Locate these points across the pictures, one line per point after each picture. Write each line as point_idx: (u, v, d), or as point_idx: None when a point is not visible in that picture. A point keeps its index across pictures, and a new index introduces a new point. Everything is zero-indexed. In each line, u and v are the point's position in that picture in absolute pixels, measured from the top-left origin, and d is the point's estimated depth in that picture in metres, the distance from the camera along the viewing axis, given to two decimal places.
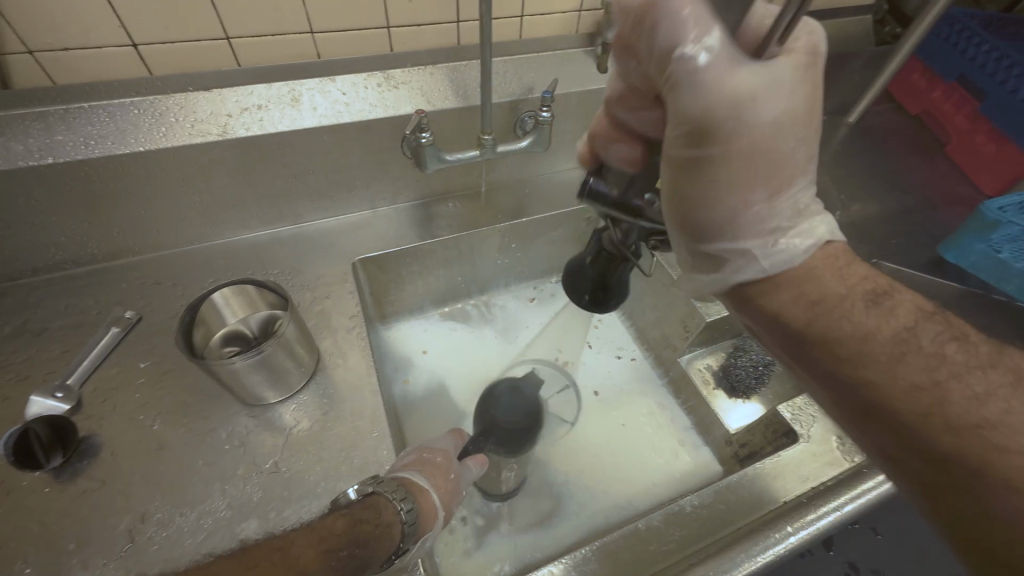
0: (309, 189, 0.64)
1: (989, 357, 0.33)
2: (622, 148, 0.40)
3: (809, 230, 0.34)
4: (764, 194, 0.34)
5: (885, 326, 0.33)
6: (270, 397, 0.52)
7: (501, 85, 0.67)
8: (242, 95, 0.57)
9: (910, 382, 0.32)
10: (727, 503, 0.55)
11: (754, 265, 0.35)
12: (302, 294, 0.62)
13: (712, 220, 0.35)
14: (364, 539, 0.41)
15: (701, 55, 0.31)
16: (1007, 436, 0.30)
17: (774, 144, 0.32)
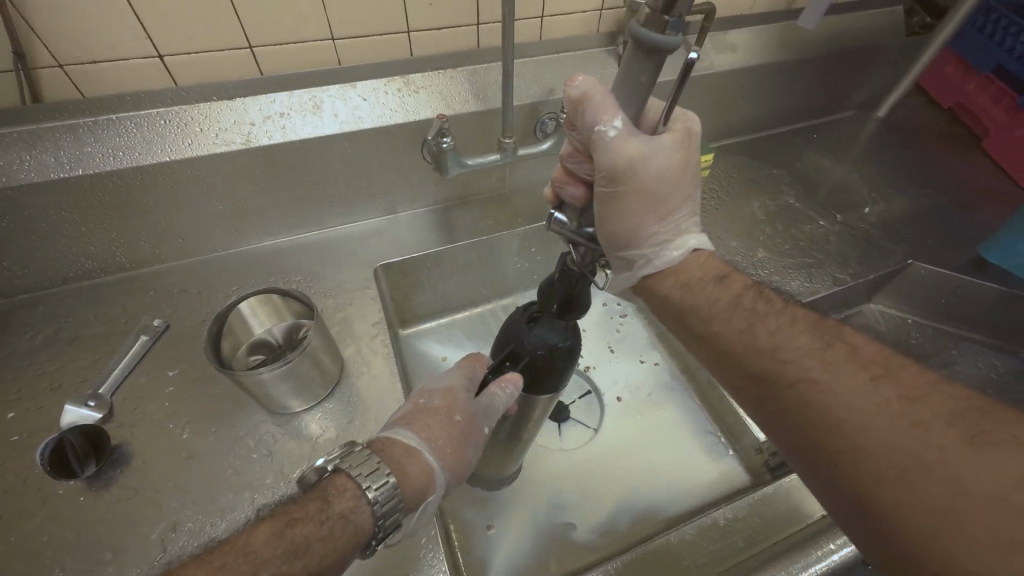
0: (331, 196, 0.68)
1: (781, 307, 0.43)
2: (574, 188, 0.46)
3: (682, 243, 0.45)
4: (656, 218, 0.45)
5: (724, 295, 0.44)
6: (296, 405, 0.54)
7: (522, 86, 0.69)
8: (264, 103, 0.61)
9: (734, 327, 0.42)
10: (762, 516, 0.51)
11: (652, 263, 0.45)
12: (327, 300, 0.65)
13: (614, 240, 0.46)
14: (312, 537, 0.36)
15: (611, 133, 0.40)
16: (818, 369, 0.38)
17: (659, 186, 0.43)
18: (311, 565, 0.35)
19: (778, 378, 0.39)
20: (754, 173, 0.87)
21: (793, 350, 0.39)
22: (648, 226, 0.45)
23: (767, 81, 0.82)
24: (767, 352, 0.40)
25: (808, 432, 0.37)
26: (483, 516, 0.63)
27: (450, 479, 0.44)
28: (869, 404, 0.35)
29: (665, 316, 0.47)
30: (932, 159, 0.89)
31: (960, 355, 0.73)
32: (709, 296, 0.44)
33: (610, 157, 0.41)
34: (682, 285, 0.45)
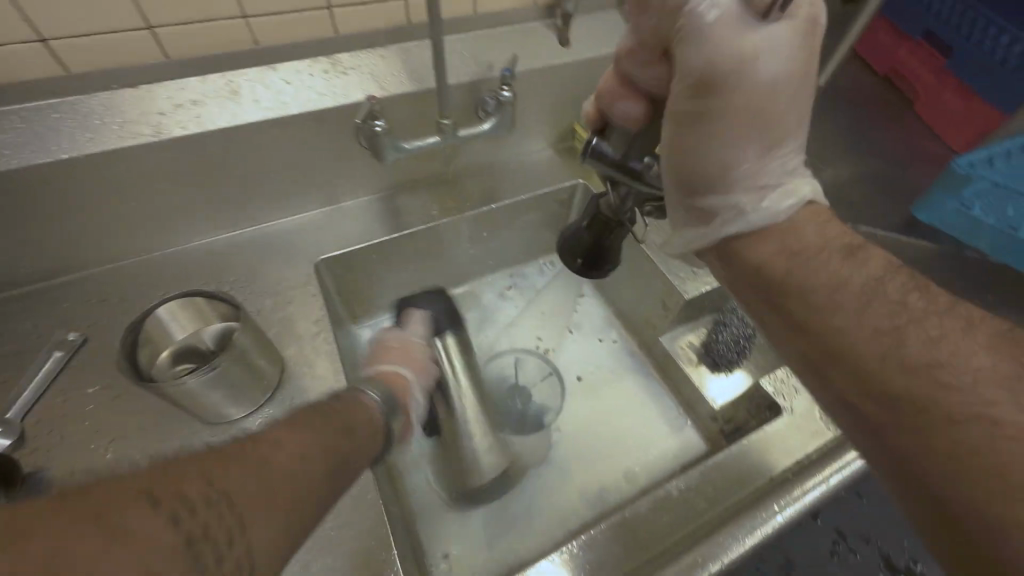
0: (263, 189, 0.64)
1: (876, 278, 0.38)
2: (630, 104, 0.43)
3: (793, 190, 0.40)
4: (753, 152, 0.38)
5: (854, 277, 0.38)
6: (234, 413, 0.51)
7: (458, 65, 0.66)
8: (175, 91, 0.57)
9: (872, 326, 0.36)
10: (716, 484, 0.51)
11: (741, 218, 0.40)
12: (265, 299, 0.62)
13: (721, 177, 0.40)
14: (341, 413, 0.43)
15: (711, 13, 0.34)
16: (940, 353, 0.34)
17: (772, 103, 0.36)
18: (349, 422, 0.43)
19: (822, 322, 0.38)
20: None
21: (850, 295, 0.37)
22: (744, 163, 0.39)
23: None
24: (862, 341, 0.36)
25: (915, 415, 0.33)
26: (444, 513, 0.62)
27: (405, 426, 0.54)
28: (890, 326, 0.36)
29: (782, 306, 0.40)
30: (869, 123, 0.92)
31: None
32: (856, 274, 0.38)
33: (705, 52, 0.35)
34: (785, 243, 0.40)
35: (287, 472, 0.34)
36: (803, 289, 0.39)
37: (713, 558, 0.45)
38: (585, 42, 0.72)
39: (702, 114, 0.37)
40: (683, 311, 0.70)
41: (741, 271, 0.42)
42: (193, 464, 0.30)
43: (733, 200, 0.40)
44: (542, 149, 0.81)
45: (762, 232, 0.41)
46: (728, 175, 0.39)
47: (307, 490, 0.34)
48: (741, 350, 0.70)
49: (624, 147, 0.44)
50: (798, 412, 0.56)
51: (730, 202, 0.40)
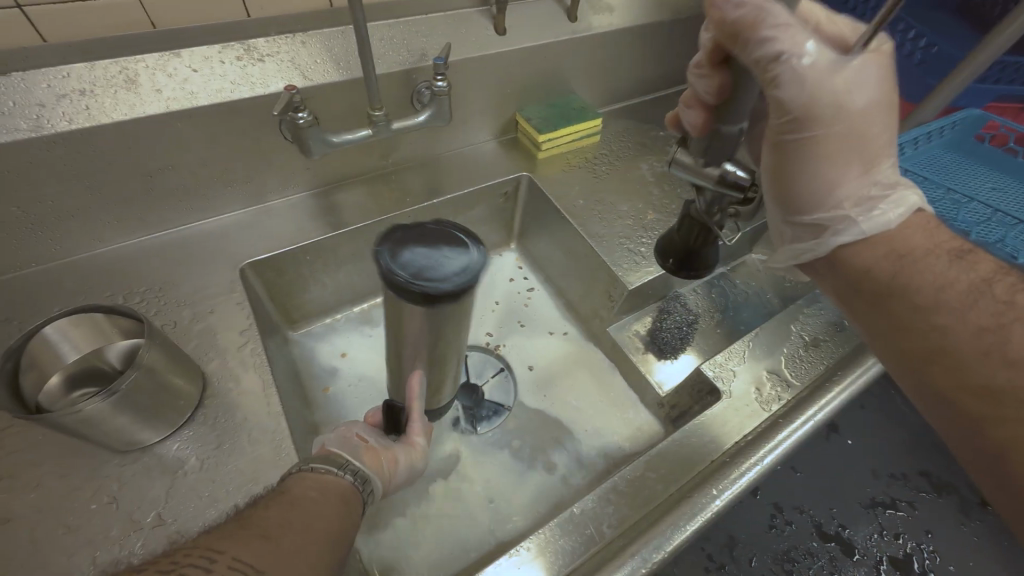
0: (175, 189, 0.58)
1: (973, 264, 0.41)
2: (694, 113, 0.45)
3: (901, 199, 0.42)
4: (857, 170, 0.42)
5: (962, 278, 0.40)
6: (146, 438, 0.46)
7: (388, 53, 0.62)
8: (56, 78, 0.49)
9: (977, 325, 0.39)
10: (663, 470, 0.52)
11: (854, 228, 0.42)
12: (182, 309, 0.56)
13: (820, 190, 0.43)
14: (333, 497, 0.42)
15: (807, 58, 0.38)
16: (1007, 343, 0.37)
17: (864, 124, 0.41)
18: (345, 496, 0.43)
19: (895, 319, 0.42)
20: (644, 134, 0.87)
21: (956, 294, 0.40)
22: (847, 182, 0.42)
23: (645, 45, 0.83)
24: (927, 330, 0.40)
25: (955, 395, 0.39)
26: (389, 528, 0.58)
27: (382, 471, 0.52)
28: (920, 316, 0.41)
29: (869, 303, 0.44)
30: None
31: None
32: (938, 270, 0.41)
33: (804, 89, 0.39)
34: (890, 249, 0.42)
35: (270, 540, 0.35)
36: (886, 291, 0.42)
37: (657, 548, 0.46)
38: (521, 30, 0.70)
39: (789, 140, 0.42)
40: (629, 300, 0.70)
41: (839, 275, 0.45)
42: (182, 563, 0.31)
43: (831, 217, 0.43)
44: (484, 142, 0.79)
45: (872, 238, 0.43)
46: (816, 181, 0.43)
47: (292, 548, 0.36)
48: (685, 334, 0.72)
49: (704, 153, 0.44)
50: (736, 395, 0.58)
51: (829, 219, 0.43)
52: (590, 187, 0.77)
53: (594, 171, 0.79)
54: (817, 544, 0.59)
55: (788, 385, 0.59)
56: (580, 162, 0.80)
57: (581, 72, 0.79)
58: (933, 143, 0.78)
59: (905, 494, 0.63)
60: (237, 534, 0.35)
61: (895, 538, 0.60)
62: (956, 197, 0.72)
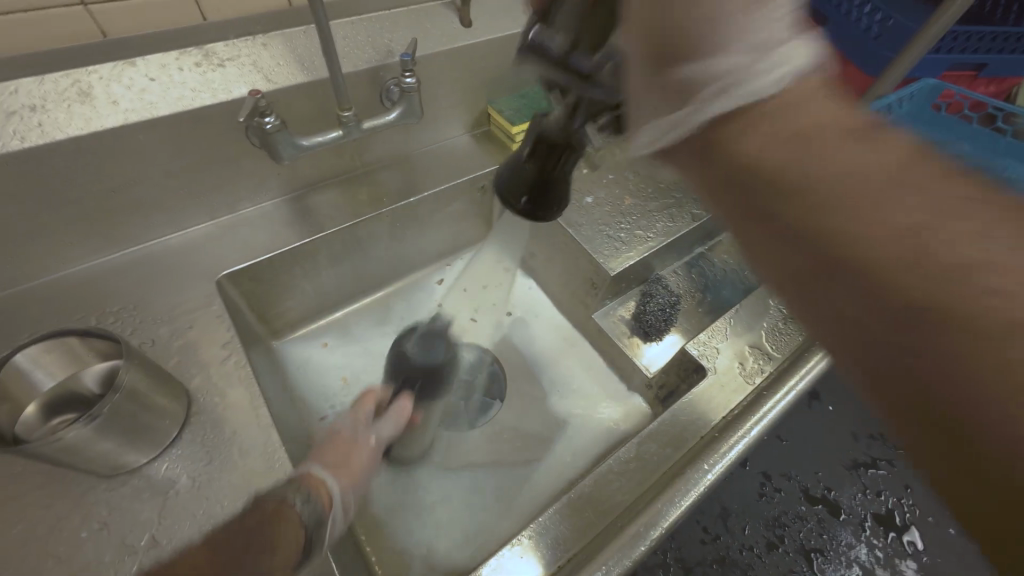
0: (142, 204, 0.57)
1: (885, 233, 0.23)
2: None
3: (791, 55, 0.27)
4: (747, 3, 0.27)
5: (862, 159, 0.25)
6: (132, 461, 0.44)
7: (354, 52, 0.61)
8: (3, 95, 0.47)
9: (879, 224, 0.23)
10: (655, 449, 0.53)
11: (726, 95, 0.27)
12: (157, 327, 0.54)
13: (701, 42, 0.27)
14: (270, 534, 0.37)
15: None
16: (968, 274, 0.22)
17: None
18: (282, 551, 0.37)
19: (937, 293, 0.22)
20: None
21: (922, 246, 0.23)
22: (734, 14, 0.27)
23: None
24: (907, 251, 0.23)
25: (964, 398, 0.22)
26: (395, 528, 0.59)
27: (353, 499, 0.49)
28: (949, 285, 0.22)
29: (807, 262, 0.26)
30: None
31: None
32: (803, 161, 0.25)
33: None
34: (780, 136, 0.26)
35: None
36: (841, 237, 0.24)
37: (654, 525, 0.47)
38: (490, 22, 0.69)
39: None
40: (612, 286, 0.70)
41: (757, 201, 0.27)
42: None
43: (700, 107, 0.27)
44: (456, 136, 0.79)
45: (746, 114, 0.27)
46: (703, 55, 0.27)
47: None
48: (668, 317, 0.73)
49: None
50: (722, 371, 0.60)
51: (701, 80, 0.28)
52: None
53: None
54: (805, 508, 0.61)
55: (770, 359, 0.61)
56: None
57: None
58: (895, 112, 0.80)
59: (885, 453, 0.66)
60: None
61: (878, 496, 0.62)
62: None
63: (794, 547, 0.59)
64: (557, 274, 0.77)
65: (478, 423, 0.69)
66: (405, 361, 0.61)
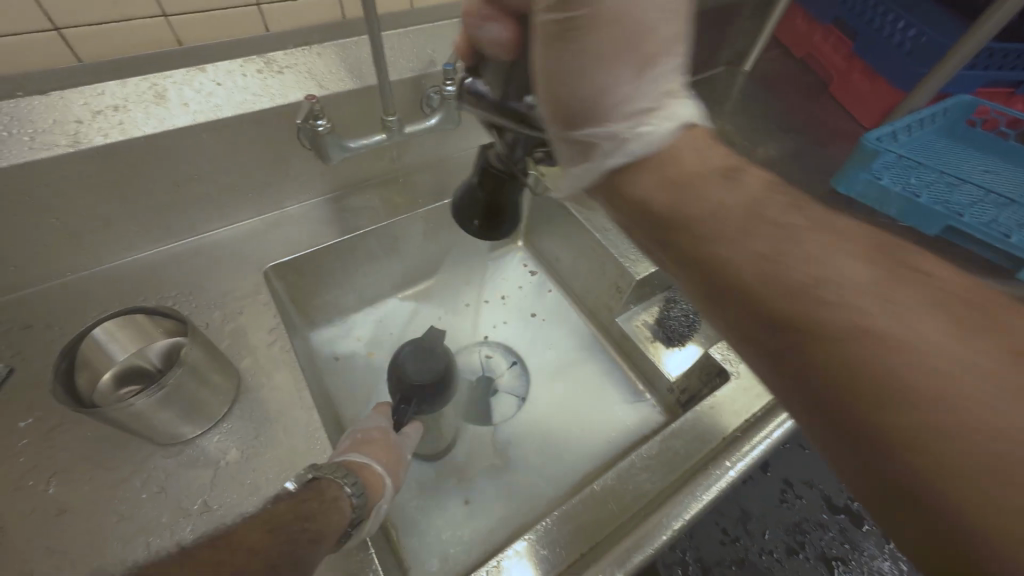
0: (202, 199, 0.62)
1: (771, 255, 0.29)
2: (498, 27, 0.39)
3: (673, 111, 0.34)
4: (629, 71, 0.33)
5: (735, 202, 0.32)
6: (187, 432, 0.48)
7: (399, 61, 0.65)
8: (92, 96, 0.52)
9: (757, 254, 0.30)
10: (677, 448, 0.55)
11: (621, 146, 0.33)
12: (211, 313, 0.59)
13: (598, 99, 0.34)
14: (314, 513, 0.40)
15: None
16: (837, 293, 0.27)
17: (639, 17, 0.32)
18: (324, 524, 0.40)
19: (823, 322, 0.27)
20: None
21: (802, 268, 0.29)
22: (620, 78, 0.33)
23: None
24: (802, 288, 0.28)
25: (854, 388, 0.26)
26: (422, 515, 0.61)
27: (393, 491, 0.53)
28: (803, 300, 0.28)
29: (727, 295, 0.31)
30: (791, 105, 0.99)
31: None
32: (704, 194, 0.32)
33: None
34: (666, 182, 0.33)
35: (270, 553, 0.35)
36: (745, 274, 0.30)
37: (676, 516, 0.48)
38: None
39: (567, 37, 0.33)
40: (637, 290, 0.72)
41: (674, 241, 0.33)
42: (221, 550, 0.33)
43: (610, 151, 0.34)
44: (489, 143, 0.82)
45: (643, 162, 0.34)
46: (599, 115, 0.34)
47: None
48: (692, 323, 0.72)
49: (504, 91, 0.41)
50: (745, 375, 0.61)
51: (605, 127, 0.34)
52: None
53: None
54: (827, 516, 0.61)
55: None
56: None
57: None
58: (928, 127, 0.81)
59: None
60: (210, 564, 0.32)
61: None
62: (950, 179, 0.73)
63: (815, 554, 0.59)
64: (583, 279, 0.79)
65: (501, 420, 0.71)
66: (402, 383, 0.58)
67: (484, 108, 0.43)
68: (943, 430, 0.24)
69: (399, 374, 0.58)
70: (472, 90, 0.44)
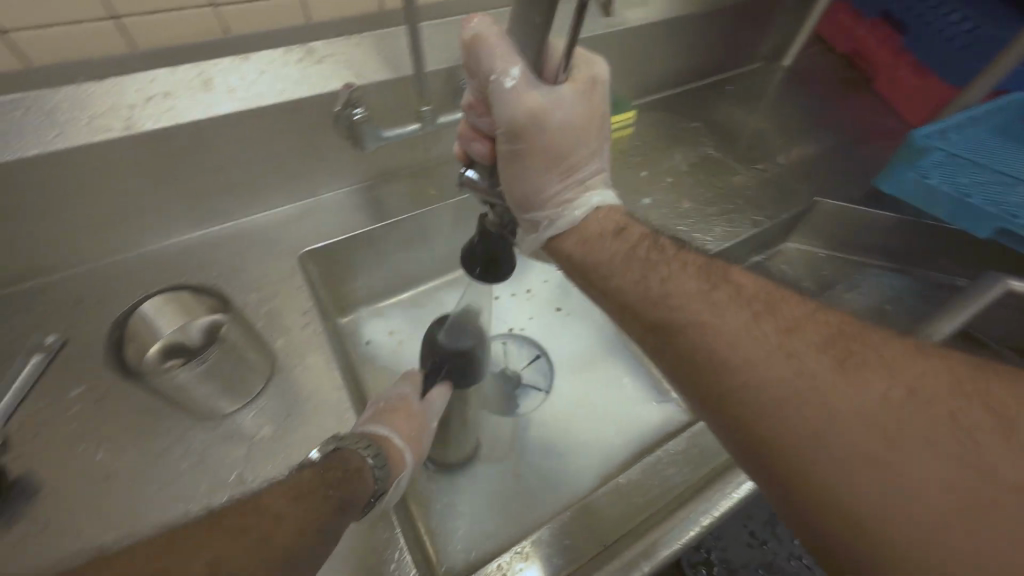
0: (242, 184, 0.63)
1: (658, 293, 0.40)
2: (480, 144, 0.47)
3: (588, 199, 0.47)
4: (557, 175, 0.46)
5: (634, 249, 0.43)
6: (225, 406, 0.50)
7: (436, 51, 0.66)
8: (144, 83, 0.54)
9: (649, 293, 0.40)
10: (703, 446, 0.54)
11: (552, 226, 0.47)
12: (248, 294, 0.61)
13: (535, 194, 0.47)
14: (340, 481, 0.41)
15: (510, 82, 0.40)
16: (703, 326, 0.37)
17: (564, 141, 0.44)
18: (346, 493, 0.41)
19: (721, 378, 0.35)
20: (676, 127, 0.89)
21: (679, 300, 0.39)
22: (551, 179, 0.46)
23: (681, 36, 0.84)
24: (678, 319, 0.38)
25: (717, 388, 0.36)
26: (443, 503, 0.61)
27: (413, 464, 0.51)
28: (683, 326, 0.38)
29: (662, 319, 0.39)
30: (832, 101, 0.96)
31: (864, 278, 0.80)
32: (608, 249, 0.44)
33: (508, 110, 0.41)
34: (583, 242, 0.46)
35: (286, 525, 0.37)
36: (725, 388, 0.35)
37: (704, 513, 0.47)
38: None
39: (509, 156, 0.45)
40: None
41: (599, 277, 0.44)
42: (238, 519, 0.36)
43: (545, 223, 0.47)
44: None
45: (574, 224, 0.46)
46: (538, 203, 0.47)
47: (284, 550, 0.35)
48: None
49: (488, 179, 0.47)
50: None
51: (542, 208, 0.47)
52: (625, 178, 0.79)
53: (628, 161, 0.82)
54: None
55: None
56: (616, 154, 0.83)
57: (618, 64, 0.80)
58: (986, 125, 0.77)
59: None
60: (228, 535, 0.34)
61: None
62: (1007, 179, 0.70)
63: None
64: None
65: (523, 412, 0.71)
66: (432, 351, 0.56)
67: (475, 192, 0.46)
68: (779, 424, 0.33)
69: (433, 345, 0.56)
70: (468, 176, 0.46)
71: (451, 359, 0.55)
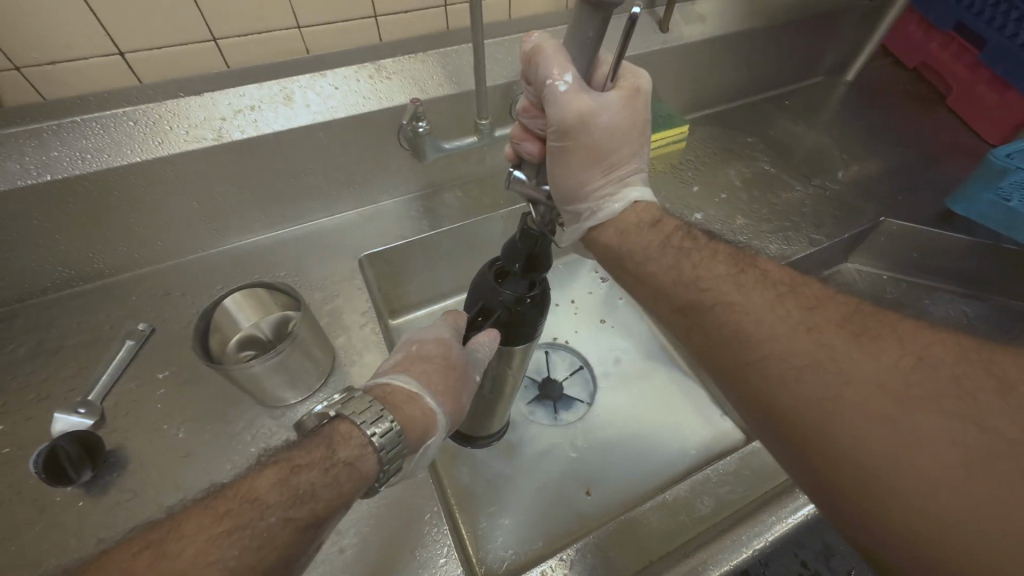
0: (311, 190, 0.68)
1: (681, 277, 0.42)
2: (531, 144, 0.47)
3: (627, 195, 0.47)
4: (600, 171, 0.46)
5: (671, 246, 0.44)
6: (290, 398, 0.54)
7: (495, 67, 0.69)
8: (234, 97, 0.59)
9: (673, 277, 0.42)
10: (753, 468, 0.53)
11: (593, 218, 0.47)
12: (312, 293, 0.65)
13: (576, 190, 0.47)
14: (311, 488, 0.35)
15: (563, 85, 0.41)
16: (723, 307, 0.39)
17: (609, 142, 0.45)
18: (318, 508, 0.35)
19: (735, 348, 0.37)
20: (729, 142, 0.88)
21: (694, 285, 0.41)
22: (593, 177, 0.46)
23: (738, 52, 0.83)
24: (700, 298, 0.40)
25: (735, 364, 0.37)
26: (486, 507, 0.62)
27: (449, 424, 0.46)
28: (697, 303, 0.40)
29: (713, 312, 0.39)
30: (899, 117, 0.91)
31: (933, 302, 0.76)
32: (644, 240, 0.45)
33: (560, 111, 0.42)
34: (621, 232, 0.46)
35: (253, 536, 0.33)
36: (750, 371, 0.36)
37: (757, 535, 0.46)
38: (615, 29, 0.72)
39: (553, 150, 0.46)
40: None
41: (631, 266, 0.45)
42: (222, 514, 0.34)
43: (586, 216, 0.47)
44: None
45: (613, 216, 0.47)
46: (579, 198, 0.47)
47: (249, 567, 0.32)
48: None
49: (535, 179, 0.47)
50: None
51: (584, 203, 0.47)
52: (677, 192, 0.79)
53: (680, 174, 0.82)
54: None
55: None
56: (667, 167, 0.82)
57: (671, 79, 0.81)
58: None
59: None
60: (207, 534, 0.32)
61: None
62: None
63: None
64: None
65: (565, 423, 0.71)
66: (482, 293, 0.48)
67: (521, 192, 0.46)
68: (781, 387, 0.34)
69: (491, 282, 0.47)
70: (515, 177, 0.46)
71: (504, 308, 0.47)
